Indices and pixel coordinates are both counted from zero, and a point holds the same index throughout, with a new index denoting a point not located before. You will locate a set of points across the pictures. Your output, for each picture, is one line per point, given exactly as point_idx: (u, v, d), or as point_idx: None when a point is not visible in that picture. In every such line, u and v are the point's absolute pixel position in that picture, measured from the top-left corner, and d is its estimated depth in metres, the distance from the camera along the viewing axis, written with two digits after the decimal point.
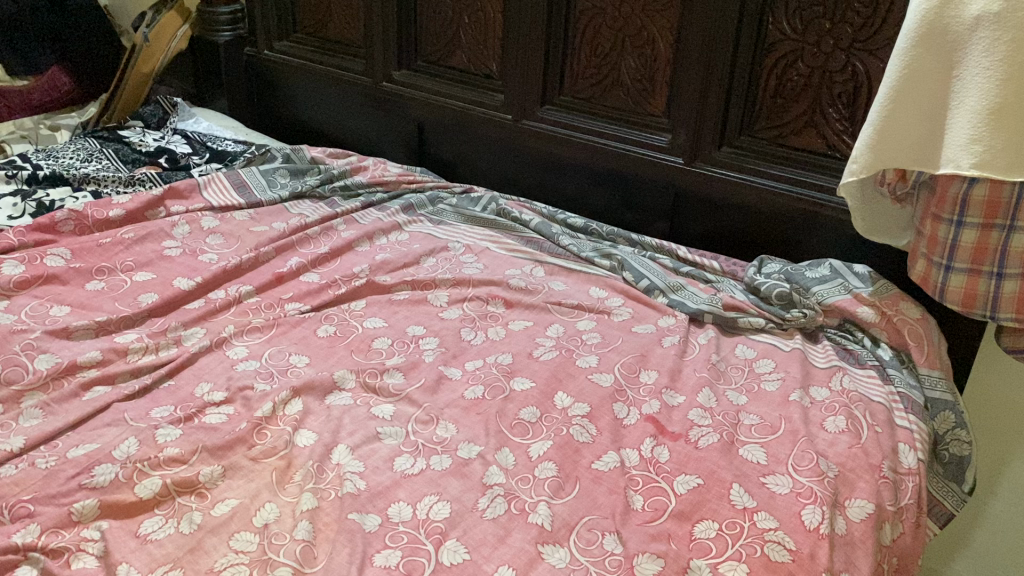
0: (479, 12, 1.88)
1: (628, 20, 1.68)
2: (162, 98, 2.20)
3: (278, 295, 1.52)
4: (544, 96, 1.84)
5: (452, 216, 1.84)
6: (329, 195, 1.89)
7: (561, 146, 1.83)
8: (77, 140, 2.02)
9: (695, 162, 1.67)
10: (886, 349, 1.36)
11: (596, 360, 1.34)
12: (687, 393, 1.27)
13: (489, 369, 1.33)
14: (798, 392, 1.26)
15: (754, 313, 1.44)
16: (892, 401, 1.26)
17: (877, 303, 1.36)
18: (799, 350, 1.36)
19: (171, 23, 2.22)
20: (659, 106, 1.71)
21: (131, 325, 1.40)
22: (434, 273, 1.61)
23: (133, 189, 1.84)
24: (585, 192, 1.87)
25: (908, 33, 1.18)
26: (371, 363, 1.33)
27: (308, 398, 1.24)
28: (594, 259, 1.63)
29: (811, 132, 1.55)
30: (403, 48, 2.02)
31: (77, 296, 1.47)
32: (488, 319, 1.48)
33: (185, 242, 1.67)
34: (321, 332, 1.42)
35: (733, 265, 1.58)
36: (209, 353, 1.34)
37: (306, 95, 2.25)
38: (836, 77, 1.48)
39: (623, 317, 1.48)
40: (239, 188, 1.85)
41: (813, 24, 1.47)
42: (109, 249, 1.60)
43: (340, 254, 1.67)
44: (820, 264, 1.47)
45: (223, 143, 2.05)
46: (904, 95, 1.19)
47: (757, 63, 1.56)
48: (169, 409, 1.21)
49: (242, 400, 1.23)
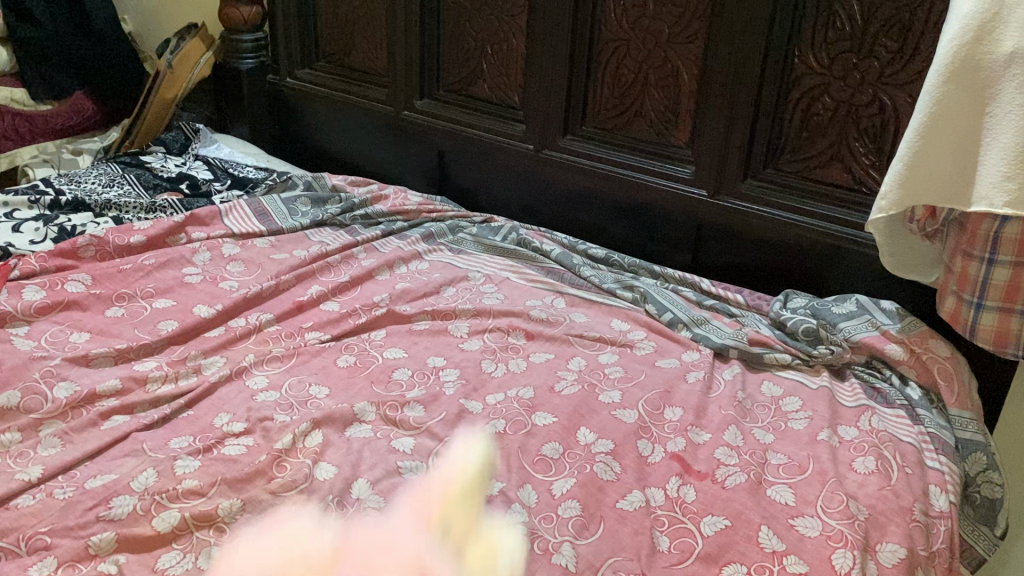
0: (502, 43, 1.88)
1: (652, 53, 1.68)
2: (184, 124, 2.22)
3: (298, 324, 1.50)
4: (566, 127, 1.84)
5: (473, 245, 1.83)
6: (349, 223, 1.89)
7: (584, 177, 1.82)
8: (100, 165, 2.02)
9: (719, 195, 1.66)
10: (915, 388, 1.33)
11: (619, 396, 1.32)
12: (713, 430, 1.25)
13: (510, 403, 1.30)
14: (826, 431, 1.24)
15: (780, 349, 1.42)
16: (922, 442, 1.24)
17: (905, 340, 1.34)
18: (826, 389, 1.33)
19: (196, 49, 2.24)
20: (681, 138, 1.70)
21: (150, 353, 1.40)
22: (456, 304, 1.59)
23: (154, 216, 1.85)
24: (606, 223, 1.86)
25: (938, 69, 1.16)
26: (392, 395, 1.32)
27: (328, 429, 1.22)
28: (616, 291, 1.61)
29: (837, 165, 1.53)
30: (426, 78, 2.03)
31: (97, 323, 1.46)
32: (509, 351, 1.46)
33: (206, 269, 1.67)
34: (341, 362, 1.40)
35: (757, 299, 1.56)
36: (229, 382, 1.33)
37: (326, 122, 2.25)
38: (862, 112, 1.47)
39: (646, 351, 1.46)
40: (261, 215, 1.85)
41: (840, 58, 1.46)
42: (130, 275, 1.59)
43: (361, 283, 1.67)
44: (846, 299, 1.45)
45: (244, 170, 2.06)
46: (934, 132, 1.17)
47: (783, 97, 1.55)
48: (188, 440, 1.20)
49: (262, 431, 1.21)
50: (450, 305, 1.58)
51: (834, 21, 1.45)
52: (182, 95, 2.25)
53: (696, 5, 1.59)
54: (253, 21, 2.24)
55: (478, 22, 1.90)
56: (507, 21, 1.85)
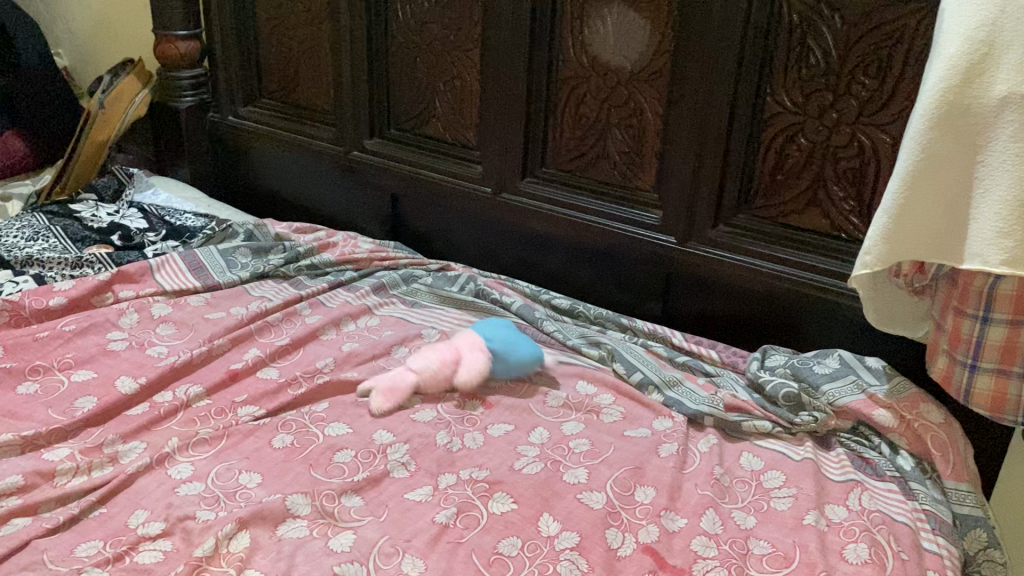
0: (454, 79, 1.76)
1: (614, 90, 1.56)
2: (117, 171, 2.08)
3: (231, 398, 1.36)
4: (524, 169, 1.72)
5: (427, 297, 1.70)
6: (294, 275, 1.76)
7: (545, 222, 1.70)
8: (24, 216, 1.87)
9: (688, 243, 1.55)
10: (907, 457, 1.23)
11: (586, 475, 1.20)
12: (689, 515, 1.13)
13: (465, 488, 1.17)
14: (813, 514, 1.12)
15: (759, 416, 1.31)
16: (917, 521, 1.13)
17: (894, 406, 1.24)
18: (810, 462, 1.22)
19: (130, 87, 2.09)
20: (648, 181, 1.59)
21: (64, 438, 1.25)
22: (421, 365, 1.37)
23: (80, 271, 1.69)
24: (570, 270, 1.74)
25: (922, 112, 1.05)
26: (331, 481, 1.18)
27: (257, 530, 1.08)
28: (581, 348, 1.49)
29: (814, 211, 1.43)
30: (376, 116, 1.90)
31: (7, 403, 1.31)
32: (465, 423, 1.33)
33: (133, 334, 1.52)
34: (277, 443, 1.26)
35: (733, 355, 1.45)
36: (150, 472, 1.18)
37: (271, 164, 2.11)
38: (840, 154, 1.36)
39: (615, 418, 1.33)
40: (196, 270, 1.71)
41: (815, 97, 1.36)
42: (47, 344, 1.45)
43: (303, 344, 1.53)
44: (828, 356, 1.35)
45: (182, 217, 1.92)
46: (921, 182, 1.06)
47: (754, 137, 1.44)
48: (97, 546, 1.05)
49: (182, 533, 1.08)
50: (411, 377, 1.37)
51: (807, 57, 1.34)
52: (115, 137, 2.09)
53: (660, 41, 1.48)
54: (193, 57, 2.07)
55: (429, 57, 1.77)
56: (460, 56, 1.73)
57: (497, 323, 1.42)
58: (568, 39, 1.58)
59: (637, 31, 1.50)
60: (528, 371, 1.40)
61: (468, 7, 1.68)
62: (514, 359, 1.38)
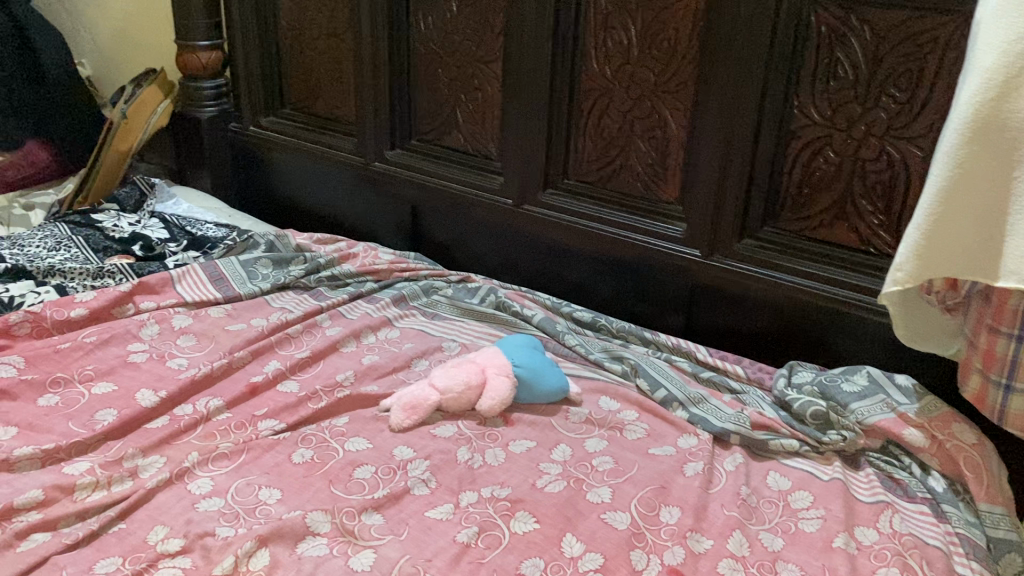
0: (476, 91, 1.75)
1: (637, 102, 1.55)
2: (139, 179, 2.07)
3: (251, 411, 1.35)
4: (546, 180, 1.70)
5: (447, 309, 1.69)
6: (315, 286, 1.76)
7: (567, 234, 1.69)
8: (46, 226, 1.87)
9: (713, 256, 1.52)
10: (938, 478, 1.20)
11: (610, 494, 1.18)
12: (716, 536, 1.11)
13: (486, 506, 1.16)
14: (842, 537, 1.10)
15: (786, 434, 1.29)
16: (950, 545, 1.10)
17: (925, 425, 1.21)
18: (839, 482, 1.19)
19: (152, 96, 2.10)
20: (672, 193, 1.57)
21: (84, 451, 1.24)
22: (446, 384, 1.34)
23: (101, 282, 1.69)
24: (591, 282, 1.72)
25: (956, 126, 1.03)
26: (351, 497, 1.17)
27: (277, 547, 1.07)
28: (604, 363, 1.47)
29: (842, 225, 1.41)
30: (396, 127, 1.89)
31: (28, 415, 1.31)
32: (486, 439, 1.31)
33: (153, 345, 1.52)
34: (297, 458, 1.25)
35: (759, 371, 1.42)
36: (169, 487, 1.17)
37: (291, 174, 2.11)
38: (869, 167, 1.34)
39: (638, 435, 1.31)
40: (217, 281, 1.71)
41: (843, 109, 1.34)
42: (68, 355, 1.44)
43: (323, 357, 1.52)
44: (856, 373, 1.32)
45: (203, 227, 1.91)
46: (955, 198, 1.04)
47: (781, 150, 1.42)
48: (116, 563, 1.04)
49: (202, 550, 1.07)
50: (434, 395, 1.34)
51: (836, 69, 1.32)
52: (136, 147, 2.10)
53: (685, 52, 1.46)
54: (214, 68, 2.09)
55: (451, 68, 1.76)
56: (482, 67, 1.72)
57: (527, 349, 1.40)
58: (592, 51, 1.56)
59: (662, 42, 1.48)
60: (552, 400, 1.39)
61: (490, 18, 1.66)
62: (540, 388, 1.37)
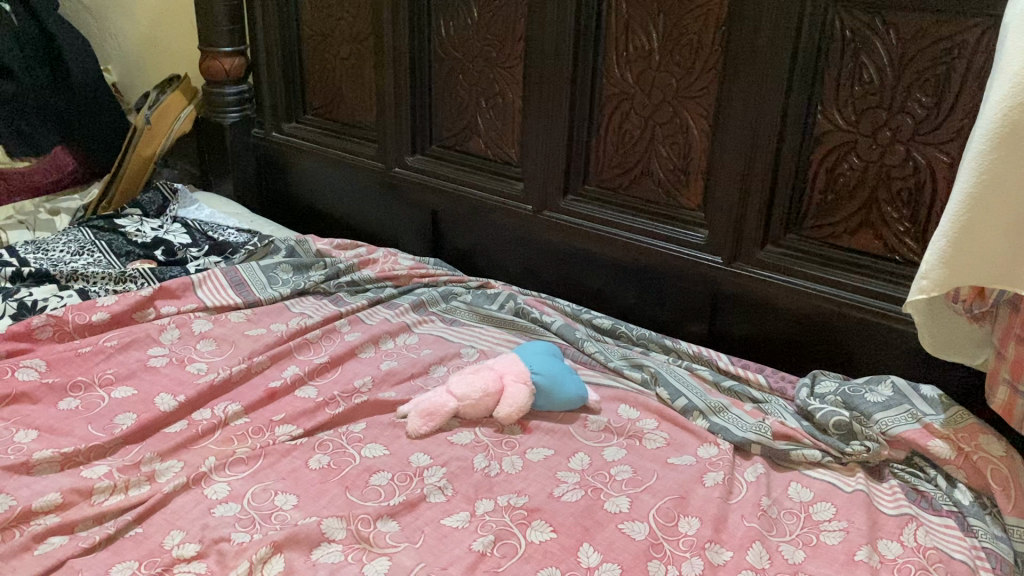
0: (497, 96, 1.74)
1: (659, 107, 1.53)
2: (162, 184, 2.08)
3: (269, 416, 1.35)
4: (567, 186, 1.69)
5: (466, 315, 1.68)
6: (334, 291, 1.76)
7: (587, 240, 1.67)
8: (70, 230, 1.88)
9: (735, 263, 1.50)
10: (964, 491, 1.17)
11: (628, 504, 1.16)
12: (735, 548, 1.09)
13: (502, 514, 1.15)
14: (865, 549, 1.07)
15: (808, 444, 1.27)
16: (977, 560, 1.08)
17: (952, 436, 1.19)
18: (863, 493, 1.17)
19: (176, 102, 2.12)
20: (693, 199, 1.55)
21: (103, 454, 1.24)
22: (464, 390, 1.33)
23: (123, 286, 1.70)
24: (612, 289, 1.71)
25: (983, 132, 1.01)
26: (367, 504, 1.16)
27: (292, 554, 1.06)
28: (623, 370, 1.46)
29: (866, 232, 1.38)
30: (417, 133, 1.89)
31: (48, 418, 1.32)
32: (504, 446, 1.30)
33: (173, 349, 1.53)
34: (313, 463, 1.25)
35: (781, 380, 1.40)
36: (186, 492, 1.17)
37: (313, 179, 2.12)
38: (894, 173, 1.32)
39: (658, 444, 1.30)
40: (237, 286, 1.71)
41: (868, 114, 1.31)
42: (89, 359, 1.45)
43: (342, 362, 1.52)
44: (880, 383, 1.30)
45: (225, 233, 1.92)
46: (983, 204, 1.01)
47: (804, 155, 1.40)
48: (131, 567, 1.04)
49: (217, 555, 1.06)
50: (452, 401, 1.34)
51: (861, 74, 1.30)
52: (160, 152, 2.12)
53: (707, 57, 1.45)
54: (238, 74, 2.10)
55: (472, 74, 1.76)
56: (503, 72, 1.71)
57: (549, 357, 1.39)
58: (613, 55, 1.55)
59: (684, 47, 1.46)
60: (570, 408, 1.37)
61: (511, 24, 1.66)
62: (558, 396, 1.35)
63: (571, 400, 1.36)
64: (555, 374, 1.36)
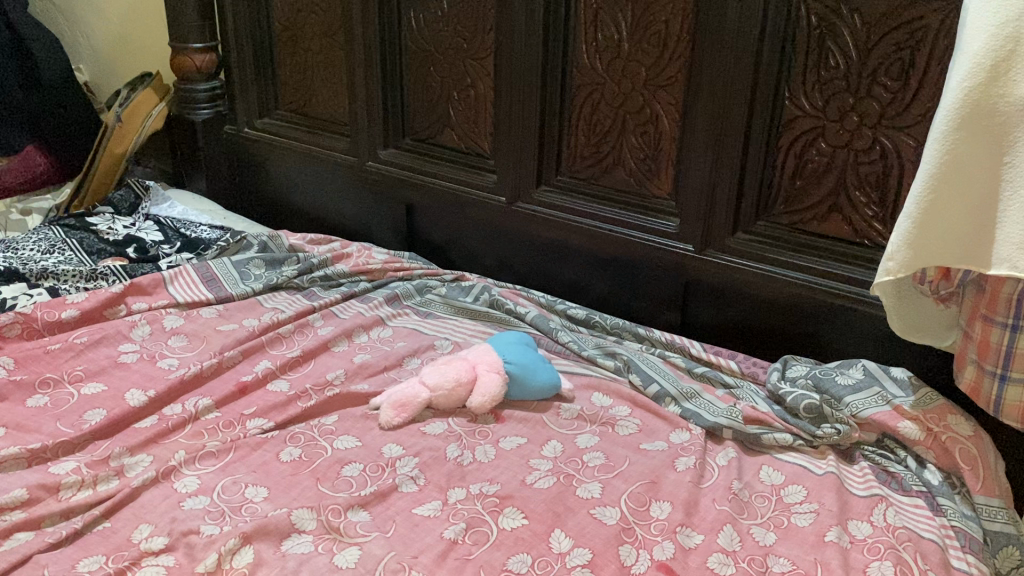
0: (469, 88, 1.74)
1: (629, 97, 1.53)
2: (134, 182, 2.06)
3: (239, 410, 1.34)
4: (540, 177, 1.69)
5: (441, 307, 1.68)
6: (307, 286, 1.75)
7: (560, 231, 1.67)
8: (40, 229, 1.86)
9: (706, 251, 1.50)
10: (933, 471, 1.18)
11: (600, 490, 1.16)
12: (706, 531, 1.09)
13: (474, 503, 1.14)
14: (835, 530, 1.08)
15: (780, 428, 1.27)
16: (946, 538, 1.09)
17: (920, 418, 1.19)
18: (833, 476, 1.18)
19: (147, 100, 2.10)
20: (664, 188, 1.56)
21: (72, 450, 1.23)
22: (436, 381, 1.33)
23: (94, 284, 1.68)
24: (585, 279, 1.70)
25: (945, 113, 1.01)
26: (338, 495, 1.15)
27: (261, 545, 1.06)
28: (596, 358, 1.46)
29: (836, 217, 1.39)
30: (390, 127, 1.88)
31: (16, 415, 1.31)
32: (477, 435, 1.30)
33: (145, 345, 1.52)
34: (284, 456, 1.24)
35: (753, 365, 1.41)
36: (155, 486, 1.16)
37: (286, 176, 2.11)
38: (861, 159, 1.33)
39: (630, 431, 1.30)
40: (209, 282, 1.70)
41: (835, 99, 1.32)
42: (58, 356, 1.44)
43: (315, 355, 1.51)
44: (851, 367, 1.30)
45: (197, 229, 1.91)
46: (945, 186, 1.02)
47: (772, 142, 1.41)
48: (99, 561, 1.04)
49: (186, 548, 1.05)
50: (424, 392, 1.33)
51: (827, 59, 1.31)
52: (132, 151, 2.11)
53: (675, 46, 1.45)
54: (209, 70, 2.08)
55: (442, 66, 1.76)
56: (473, 64, 1.71)
57: (517, 346, 1.39)
58: (582, 45, 1.55)
59: (653, 35, 1.47)
60: (544, 396, 1.37)
61: (480, 15, 1.66)
62: (530, 384, 1.35)
63: (544, 388, 1.36)
64: (527, 363, 1.36)
